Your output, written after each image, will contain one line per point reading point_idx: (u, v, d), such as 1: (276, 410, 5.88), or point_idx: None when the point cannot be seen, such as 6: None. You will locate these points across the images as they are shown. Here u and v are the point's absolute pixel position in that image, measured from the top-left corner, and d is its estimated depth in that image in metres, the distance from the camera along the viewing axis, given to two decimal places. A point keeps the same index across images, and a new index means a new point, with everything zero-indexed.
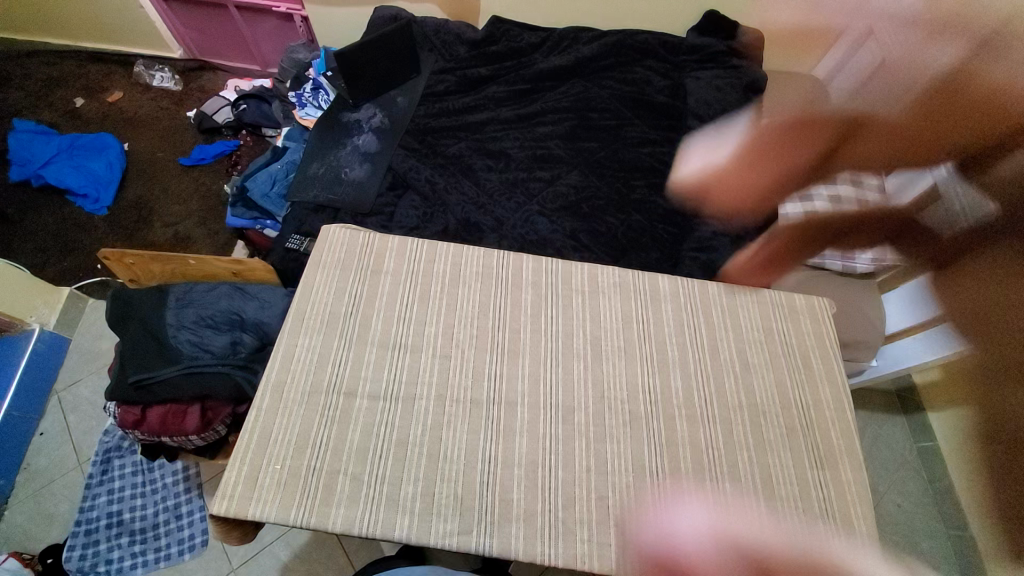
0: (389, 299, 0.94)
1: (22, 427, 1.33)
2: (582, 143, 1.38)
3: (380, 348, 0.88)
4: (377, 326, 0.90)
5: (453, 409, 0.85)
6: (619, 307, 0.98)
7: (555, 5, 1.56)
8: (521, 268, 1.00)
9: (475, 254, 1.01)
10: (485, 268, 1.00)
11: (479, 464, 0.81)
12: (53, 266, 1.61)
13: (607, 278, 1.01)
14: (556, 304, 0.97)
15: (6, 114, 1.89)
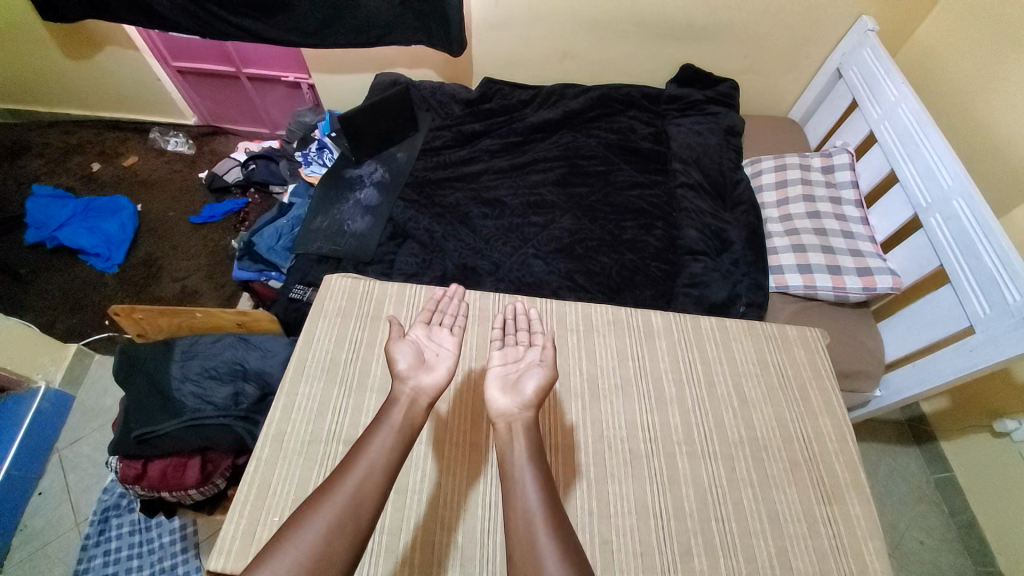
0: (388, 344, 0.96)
1: (22, 487, 1.32)
2: (572, 188, 1.45)
3: (379, 394, 0.89)
4: (376, 372, 0.92)
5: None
6: (614, 345, 1.00)
7: (544, 65, 1.68)
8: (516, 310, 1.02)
9: (472, 296, 1.05)
10: (482, 310, 1.04)
11: (480, 509, 0.80)
12: (62, 323, 1.65)
13: (602, 318, 1.04)
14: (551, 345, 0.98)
15: (27, 180, 2.00)
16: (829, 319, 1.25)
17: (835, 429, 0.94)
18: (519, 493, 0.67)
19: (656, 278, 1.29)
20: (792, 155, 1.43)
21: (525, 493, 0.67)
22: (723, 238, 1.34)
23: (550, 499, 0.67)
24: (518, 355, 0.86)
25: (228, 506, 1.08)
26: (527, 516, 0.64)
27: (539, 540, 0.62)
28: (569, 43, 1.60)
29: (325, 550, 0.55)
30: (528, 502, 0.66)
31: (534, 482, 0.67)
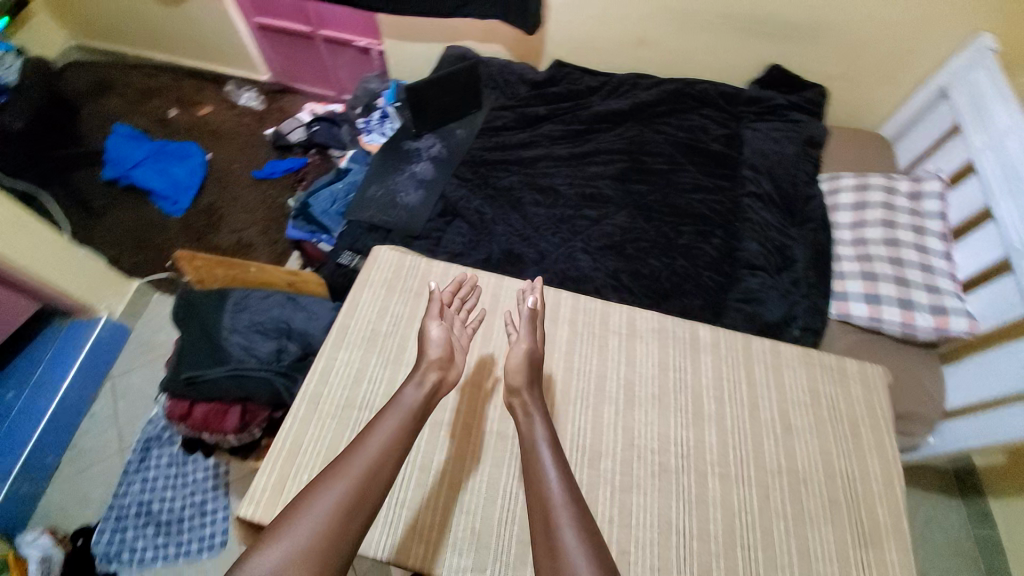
0: None
1: (77, 407, 1.50)
2: (631, 185, 1.39)
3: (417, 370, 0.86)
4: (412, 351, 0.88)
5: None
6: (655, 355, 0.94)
7: (618, 51, 1.61)
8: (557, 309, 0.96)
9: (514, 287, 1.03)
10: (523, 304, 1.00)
11: (491, 499, 0.80)
12: (127, 259, 1.77)
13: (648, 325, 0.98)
14: (591, 346, 0.94)
15: (108, 118, 2.12)
16: (891, 355, 1.16)
17: (884, 473, 0.87)
18: (539, 477, 0.66)
19: (708, 289, 1.22)
20: (877, 175, 1.31)
21: (545, 475, 0.65)
22: (781, 255, 1.27)
23: (570, 485, 0.65)
24: (523, 340, 0.79)
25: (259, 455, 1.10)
26: (545, 501, 0.63)
27: (558, 527, 0.60)
28: (647, 29, 1.52)
29: (339, 526, 0.57)
30: (547, 488, 0.64)
31: (553, 464, 0.66)
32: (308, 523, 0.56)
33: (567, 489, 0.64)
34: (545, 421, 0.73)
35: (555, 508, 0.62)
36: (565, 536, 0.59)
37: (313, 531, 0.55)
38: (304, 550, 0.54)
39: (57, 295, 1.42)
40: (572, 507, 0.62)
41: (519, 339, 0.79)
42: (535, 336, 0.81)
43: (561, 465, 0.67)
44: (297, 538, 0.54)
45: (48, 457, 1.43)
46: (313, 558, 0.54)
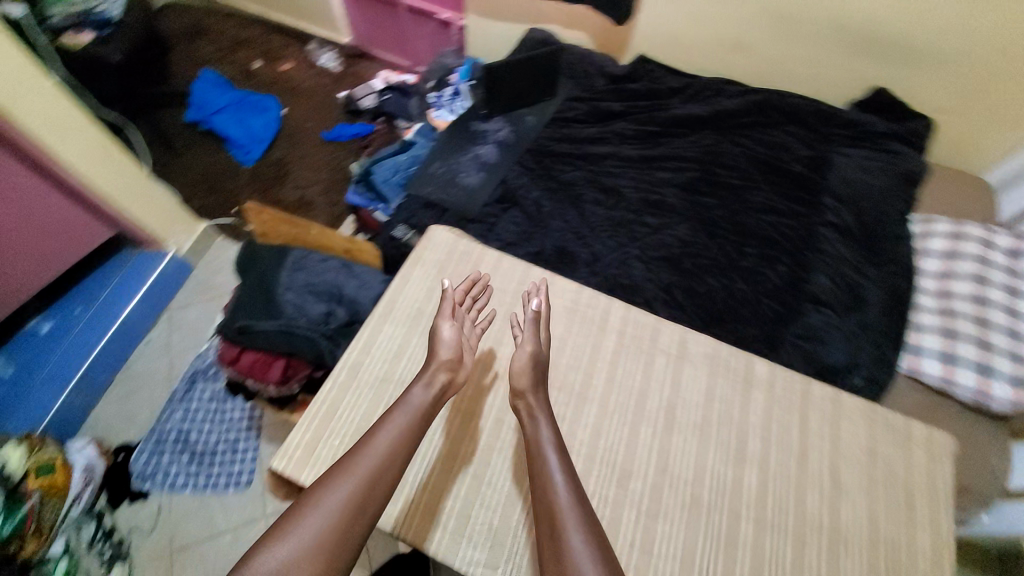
0: None
1: (137, 331, 1.61)
2: (699, 197, 1.32)
3: None
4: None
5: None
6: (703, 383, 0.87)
7: (709, 54, 1.53)
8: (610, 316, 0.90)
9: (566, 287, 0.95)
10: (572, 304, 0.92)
11: (479, 499, 0.78)
12: (199, 200, 1.88)
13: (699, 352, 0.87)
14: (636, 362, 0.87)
15: (198, 62, 2.22)
16: (960, 424, 1.05)
17: (933, 551, 0.79)
18: (546, 481, 0.64)
19: (764, 318, 1.15)
20: (976, 223, 1.19)
21: (552, 480, 0.63)
22: (853, 296, 1.17)
23: (576, 487, 0.64)
24: (526, 342, 0.78)
25: (294, 408, 1.12)
26: (552, 507, 0.61)
27: (567, 529, 0.59)
28: (748, 33, 1.44)
29: (345, 527, 0.57)
30: (552, 495, 0.62)
31: (559, 467, 0.64)
32: (315, 522, 0.57)
33: (572, 492, 0.62)
34: (551, 423, 0.71)
35: (562, 514, 0.60)
36: (573, 545, 0.57)
37: (321, 531, 0.56)
38: (311, 550, 0.55)
39: (127, 221, 1.51)
40: (579, 513, 0.60)
41: (525, 340, 0.78)
42: (540, 337, 0.80)
43: (567, 471, 0.65)
44: (305, 536, 0.55)
45: (104, 373, 1.55)
46: (320, 556, 0.55)
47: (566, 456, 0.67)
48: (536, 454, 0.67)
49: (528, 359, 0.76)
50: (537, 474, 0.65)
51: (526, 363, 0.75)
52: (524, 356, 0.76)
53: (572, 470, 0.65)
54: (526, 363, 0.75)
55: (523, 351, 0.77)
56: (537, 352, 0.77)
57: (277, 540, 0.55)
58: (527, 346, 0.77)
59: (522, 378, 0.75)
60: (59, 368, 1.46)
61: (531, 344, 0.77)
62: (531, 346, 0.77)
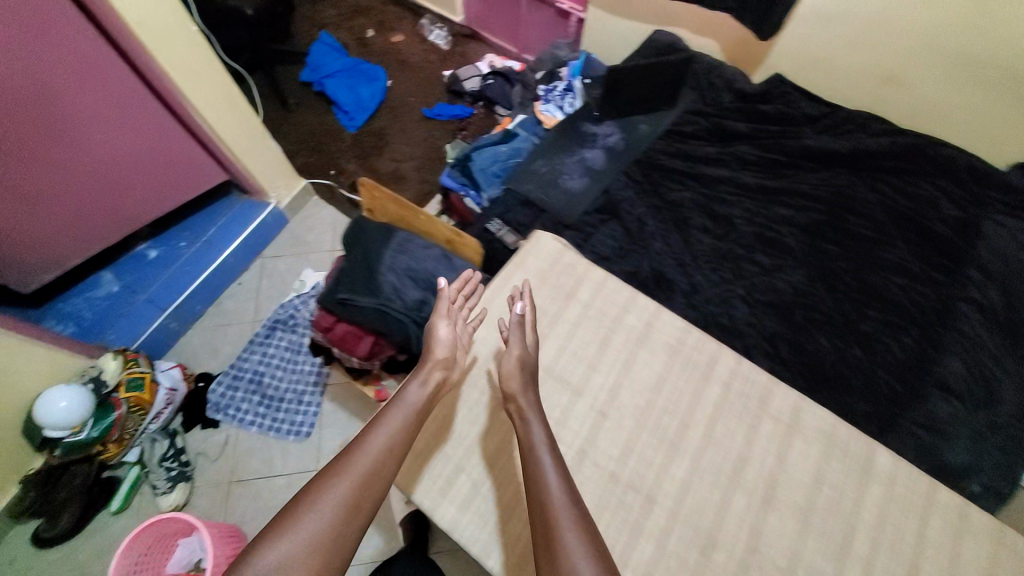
0: (571, 331, 0.84)
1: (231, 272, 1.71)
2: (820, 242, 1.21)
3: (546, 372, 0.80)
4: (561, 361, 0.81)
5: (595, 477, 0.72)
6: (812, 458, 0.76)
7: (856, 84, 1.39)
8: (717, 363, 0.80)
9: (674, 320, 0.84)
10: (677, 340, 0.82)
11: (478, 501, 0.76)
12: (302, 158, 1.98)
13: (814, 426, 0.78)
14: (741, 419, 0.77)
15: (318, 25, 2.31)
16: None
17: None
18: (538, 481, 0.61)
19: (874, 392, 1.04)
20: None
21: (542, 479, 0.61)
22: (987, 389, 1.03)
23: (570, 487, 0.61)
24: (516, 344, 0.75)
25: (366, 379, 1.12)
26: (545, 508, 0.58)
27: (561, 523, 0.57)
28: (907, 68, 1.28)
29: (338, 527, 0.58)
30: (547, 490, 0.60)
31: (553, 466, 0.62)
32: (310, 523, 0.57)
33: (567, 489, 0.60)
34: (545, 424, 0.68)
35: (557, 512, 0.57)
36: (569, 547, 0.54)
37: (317, 531, 0.57)
38: (308, 550, 0.56)
39: (240, 171, 1.59)
40: (574, 514, 0.58)
41: (514, 342, 0.75)
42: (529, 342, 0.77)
43: (560, 471, 0.62)
44: (300, 535, 0.56)
45: (197, 306, 1.67)
46: (315, 557, 0.56)
47: (563, 463, 0.64)
48: (530, 454, 0.65)
49: (515, 359, 0.73)
50: (531, 473, 0.63)
51: (515, 367, 0.72)
52: (511, 358, 0.74)
53: (568, 478, 0.62)
54: (516, 365, 0.73)
55: (512, 355, 0.74)
56: (523, 357, 0.74)
57: (274, 541, 0.56)
58: (514, 347, 0.75)
59: (513, 381, 0.72)
60: (160, 293, 1.55)
61: (518, 342, 0.75)
62: (519, 348, 0.74)
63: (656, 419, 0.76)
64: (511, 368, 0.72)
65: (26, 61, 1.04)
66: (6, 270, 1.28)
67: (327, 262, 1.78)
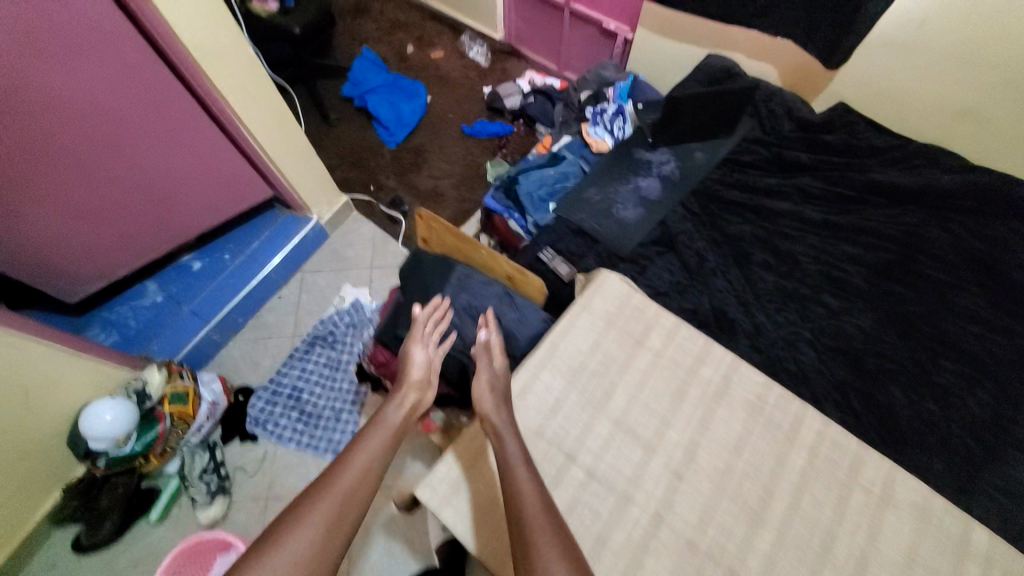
0: (640, 380, 0.79)
1: (271, 286, 1.70)
2: (890, 284, 1.15)
3: (614, 425, 0.75)
4: (633, 414, 0.76)
5: (674, 545, 0.67)
6: (905, 536, 0.70)
7: (925, 116, 1.32)
8: (801, 426, 0.76)
9: (752, 375, 0.80)
10: (756, 397, 0.78)
11: None
12: (342, 172, 1.98)
13: (906, 499, 0.73)
14: (826, 488, 0.72)
15: (360, 39, 2.32)
16: None
17: None
18: (513, 493, 0.64)
19: (954, 453, 0.96)
20: None
21: (516, 491, 0.64)
22: None
23: (544, 497, 0.64)
24: (486, 371, 0.78)
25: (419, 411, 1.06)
26: (521, 519, 0.61)
27: (537, 534, 0.59)
28: (982, 103, 1.21)
29: (320, 547, 0.61)
30: (524, 505, 0.62)
31: (529, 479, 0.65)
32: (295, 545, 0.60)
33: (540, 499, 0.63)
34: (518, 439, 0.70)
35: (533, 525, 0.60)
36: (545, 556, 0.57)
37: (302, 554, 0.60)
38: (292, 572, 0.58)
39: (282, 184, 1.56)
40: (549, 527, 0.60)
41: (484, 369, 0.78)
42: (498, 365, 0.79)
43: (535, 485, 0.65)
44: (283, 558, 0.59)
45: (238, 319, 1.65)
46: None
47: (537, 477, 0.66)
48: (507, 470, 0.66)
49: (485, 381, 0.76)
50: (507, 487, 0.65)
51: (485, 390, 0.74)
52: (481, 381, 0.76)
53: (540, 492, 0.65)
54: (486, 388, 0.75)
55: (483, 379, 0.76)
56: (493, 379, 0.76)
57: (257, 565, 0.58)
58: (484, 371, 0.78)
59: (484, 401, 0.74)
60: (204, 306, 1.55)
61: (484, 367, 0.78)
62: (488, 372, 0.77)
63: (737, 485, 0.71)
64: (483, 391, 0.75)
65: (86, 80, 1.02)
66: (49, 280, 1.26)
67: (366, 279, 1.75)
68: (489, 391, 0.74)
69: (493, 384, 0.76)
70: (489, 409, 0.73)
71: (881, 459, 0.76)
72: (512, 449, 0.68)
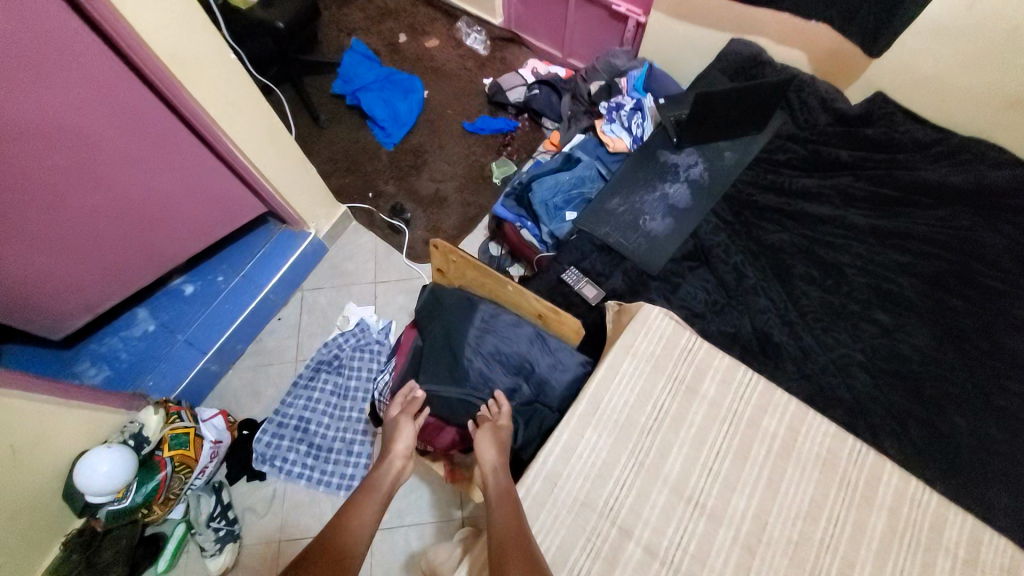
0: (697, 437, 0.71)
1: (270, 308, 1.60)
2: (943, 295, 1.06)
3: (674, 492, 0.68)
4: (693, 478, 0.68)
5: None
6: None
7: (970, 109, 1.20)
8: (879, 485, 0.69)
9: (820, 425, 0.73)
10: (826, 452, 0.71)
11: None
12: (337, 179, 1.85)
13: (999, 564, 0.66)
14: (913, 557, 0.65)
15: (348, 29, 2.16)
16: None
17: None
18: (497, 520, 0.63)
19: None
20: None
21: (498, 520, 0.62)
22: None
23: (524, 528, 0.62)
24: (488, 431, 0.77)
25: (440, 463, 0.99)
26: (499, 546, 0.59)
27: (510, 558, 0.57)
28: None
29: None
30: (496, 528, 0.61)
31: (510, 509, 0.64)
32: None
33: (520, 528, 0.61)
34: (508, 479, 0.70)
35: (509, 550, 0.58)
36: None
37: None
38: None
39: (275, 197, 1.38)
40: (524, 555, 0.58)
41: (483, 431, 0.78)
42: (500, 424, 0.79)
43: (506, 505, 0.64)
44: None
45: (237, 345, 1.55)
46: None
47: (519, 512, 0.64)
48: (493, 504, 0.65)
49: (487, 433, 0.77)
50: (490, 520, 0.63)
51: (484, 441, 0.76)
52: (480, 434, 0.77)
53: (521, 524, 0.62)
54: (486, 441, 0.76)
55: (482, 433, 0.77)
56: (494, 431, 0.77)
57: None
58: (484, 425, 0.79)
59: (483, 451, 0.75)
60: (199, 335, 1.44)
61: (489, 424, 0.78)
62: (490, 424, 0.79)
63: (814, 557, 0.64)
64: (483, 440, 0.76)
65: (40, 98, 0.85)
66: (35, 319, 1.10)
67: (370, 295, 1.66)
68: (489, 440, 0.76)
69: (494, 435, 0.77)
70: (486, 455, 0.74)
71: (968, 516, 0.68)
72: (501, 483, 0.69)
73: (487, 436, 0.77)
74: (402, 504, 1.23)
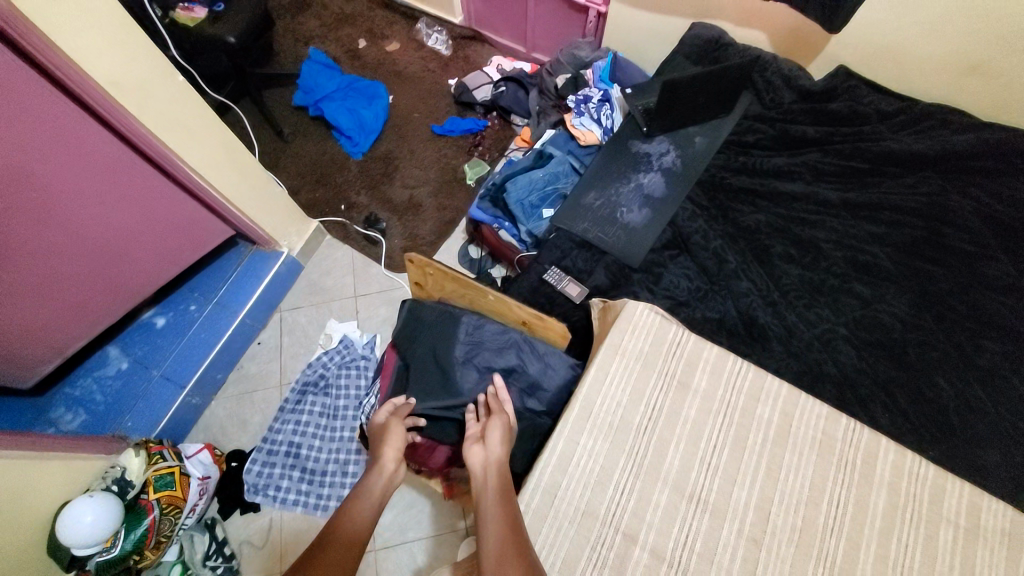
0: (693, 431, 0.71)
1: (249, 332, 1.55)
2: (918, 261, 1.08)
3: (675, 491, 0.67)
4: (693, 474, 0.68)
5: None
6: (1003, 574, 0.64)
7: (932, 76, 1.22)
8: (876, 462, 0.70)
9: (812, 407, 0.74)
10: (821, 436, 0.71)
11: None
12: (306, 193, 1.80)
13: (994, 527, 0.67)
14: (914, 531, 0.66)
15: (304, 38, 2.09)
16: None
17: None
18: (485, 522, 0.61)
19: (1010, 443, 0.91)
20: None
21: (493, 521, 0.61)
22: None
23: (518, 531, 0.61)
24: (497, 429, 0.75)
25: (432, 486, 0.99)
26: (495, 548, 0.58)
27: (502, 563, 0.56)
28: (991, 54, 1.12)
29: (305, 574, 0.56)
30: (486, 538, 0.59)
31: (506, 512, 0.62)
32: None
33: (513, 532, 0.60)
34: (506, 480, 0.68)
35: (502, 553, 0.57)
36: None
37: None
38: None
39: (242, 221, 1.32)
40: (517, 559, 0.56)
41: (490, 426, 0.76)
42: (507, 421, 0.77)
43: (503, 509, 0.63)
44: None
45: (217, 374, 1.50)
46: None
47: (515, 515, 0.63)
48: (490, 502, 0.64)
49: (495, 427, 0.75)
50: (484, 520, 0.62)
51: (490, 437, 0.74)
52: (488, 427, 0.75)
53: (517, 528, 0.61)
54: (494, 436, 0.74)
55: (491, 426, 0.75)
56: (502, 427, 0.75)
57: None
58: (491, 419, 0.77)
59: (488, 447, 0.72)
60: (176, 367, 1.40)
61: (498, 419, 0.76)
62: (499, 418, 0.77)
63: (818, 541, 0.65)
64: (490, 434, 0.74)
65: None
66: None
67: (351, 310, 1.62)
68: (495, 435, 0.74)
69: (502, 431, 0.75)
70: (490, 449, 0.72)
71: (962, 483, 0.70)
72: (496, 482, 0.67)
73: (496, 430, 0.75)
74: (403, 521, 1.20)
